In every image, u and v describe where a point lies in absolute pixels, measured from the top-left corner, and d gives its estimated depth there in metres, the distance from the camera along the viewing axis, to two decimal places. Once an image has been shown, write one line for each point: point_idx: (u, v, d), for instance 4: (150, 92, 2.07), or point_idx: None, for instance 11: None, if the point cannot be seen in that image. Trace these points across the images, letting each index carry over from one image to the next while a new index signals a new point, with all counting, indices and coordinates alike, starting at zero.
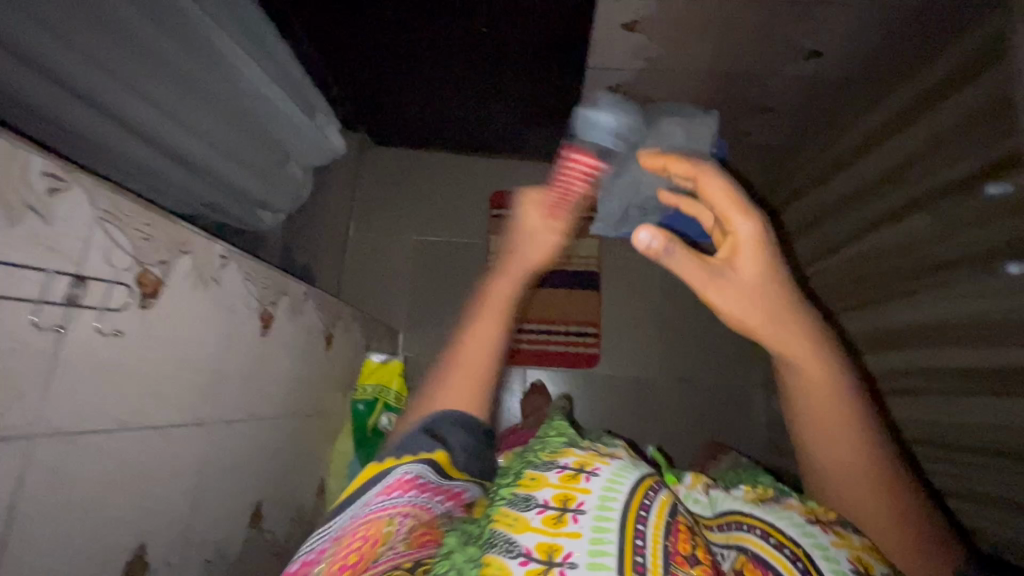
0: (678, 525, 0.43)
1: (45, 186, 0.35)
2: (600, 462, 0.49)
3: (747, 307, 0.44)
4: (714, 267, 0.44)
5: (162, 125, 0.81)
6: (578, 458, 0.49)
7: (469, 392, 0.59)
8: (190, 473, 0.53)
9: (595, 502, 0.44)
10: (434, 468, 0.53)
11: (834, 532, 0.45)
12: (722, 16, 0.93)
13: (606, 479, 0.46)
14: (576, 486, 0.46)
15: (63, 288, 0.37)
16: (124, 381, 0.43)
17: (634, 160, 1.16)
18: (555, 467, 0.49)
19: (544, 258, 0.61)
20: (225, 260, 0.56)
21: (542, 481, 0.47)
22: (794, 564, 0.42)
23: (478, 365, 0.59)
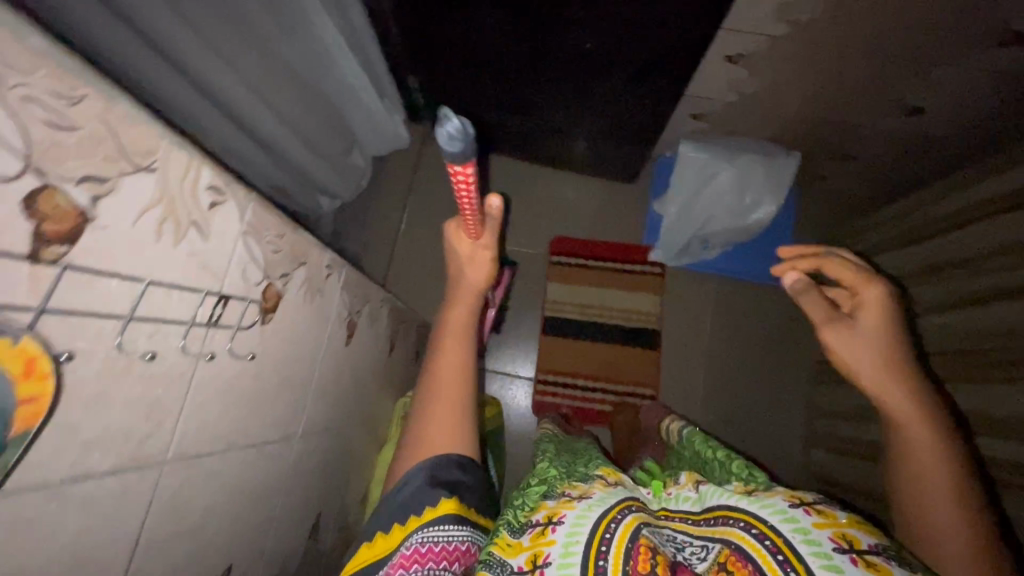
0: (641, 546, 0.36)
1: (207, 200, 0.33)
2: (569, 508, 0.40)
3: (865, 350, 0.52)
4: (838, 316, 0.55)
5: (251, 106, 0.78)
6: (548, 511, 0.41)
7: (453, 418, 0.54)
8: (273, 490, 0.51)
9: (561, 553, 0.37)
10: (450, 523, 0.47)
11: (815, 509, 0.36)
12: (831, 63, 0.91)
13: (571, 525, 0.38)
14: (541, 540, 0.38)
15: (208, 308, 0.35)
16: (240, 401, 0.41)
17: (710, 193, 1.15)
18: (528, 528, 0.40)
19: (485, 279, 0.67)
20: (329, 270, 0.54)
21: (517, 546, 0.39)
22: (774, 558, 0.34)
23: (456, 393, 0.56)
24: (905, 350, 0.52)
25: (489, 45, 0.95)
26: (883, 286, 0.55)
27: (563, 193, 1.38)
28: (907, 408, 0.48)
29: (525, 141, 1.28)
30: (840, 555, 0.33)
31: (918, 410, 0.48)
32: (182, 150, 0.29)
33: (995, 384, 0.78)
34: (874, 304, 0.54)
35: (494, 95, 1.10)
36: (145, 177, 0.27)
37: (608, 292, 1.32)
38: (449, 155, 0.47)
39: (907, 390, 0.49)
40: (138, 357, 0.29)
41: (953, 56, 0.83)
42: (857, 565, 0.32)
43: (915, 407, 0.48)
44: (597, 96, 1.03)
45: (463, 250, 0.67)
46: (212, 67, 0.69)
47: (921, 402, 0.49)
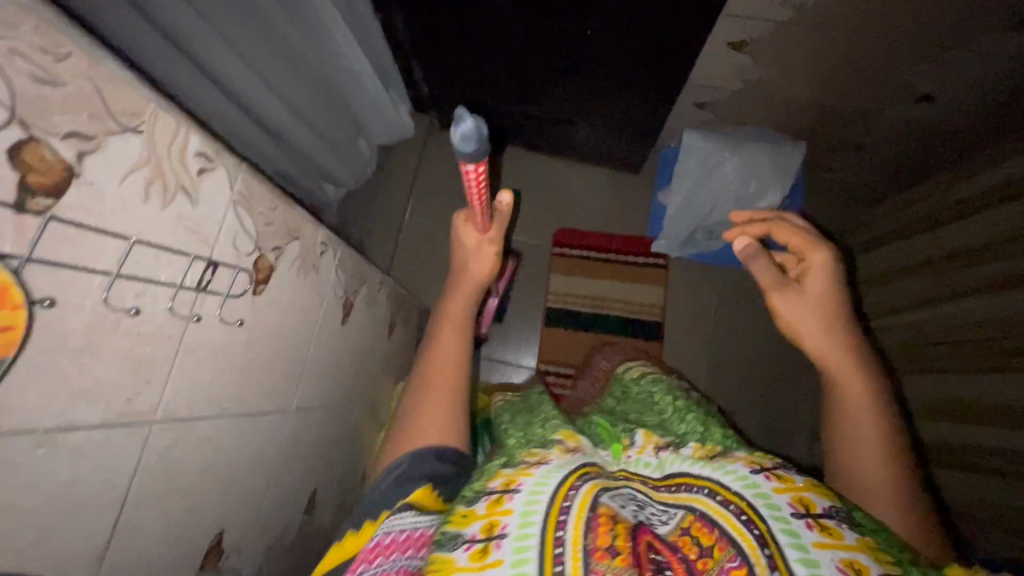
0: (600, 514, 0.37)
1: (196, 166, 0.34)
2: (525, 476, 0.41)
3: (808, 313, 0.56)
4: (784, 280, 0.59)
5: (255, 91, 0.79)
6: (505, 478, 0.42)
7: (446, 410, 0.53)
8: (267, 462, 0.52)
9: (518, 522, 0.37)
10: (415, 510, 0.43)
11: (774, 475, 0.40)
12: (839, 48, 0.89)
13: (529, 493, 0.39)
14: (498, 509, 0.39)
15: (197, 273, 0.35)
16: (231, 368, 0.42)
17: (712, 182, 1.14)
18: (484, 494, 0.41)
19: (489, 275, 0.65)
20: (324, 247, 0.54)
21: (471, 514, 0.40)
22: (738, 519, 0.37)
23: (449, 380, 0.55)
24: (844, 311, 0.56)
25: (492, 33, 0.95)
26: (828, 251, 0.59)
27: (568, 183, 1.38)
28: (848, 372, 0.53)
29: (530, 131, 1.28)
30: (797, 517, 0.36)
31: (855, 370, 0.53)
32: (169, 114, 0.30)
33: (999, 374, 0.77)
34: (819, 268, 0.58)
35: (498, 83, 1.10)
36: (132, 139, 0.28)
37: (611, 285, 1.31)
38: (462, 154, 0.45)
39: (850, 356, 0.53)
40: (125, 316, 0.30)
41: (963, 41, 0.82)
42: (814, 528, 0.35)
43: (855, 371, 0.53)
44: (600, 83, 1.02)
45: (468, 242, 0.64)
46: (216, 50, 0.70)
47: (861, 367, 0.53)
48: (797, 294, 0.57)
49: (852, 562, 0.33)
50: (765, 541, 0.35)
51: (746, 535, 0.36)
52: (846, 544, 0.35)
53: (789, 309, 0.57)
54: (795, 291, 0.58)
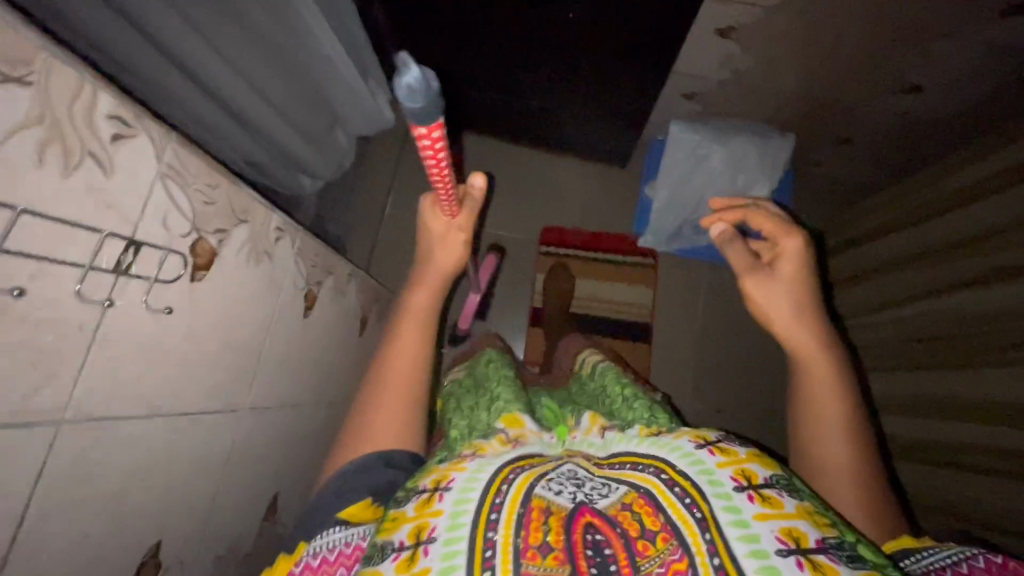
0: (533, 509, 0.33)
1: (109, 131, 0.30)
2: (457, 471, 0.37)
3: (781, 299, 0.53)
4: (758, 265, 0.56)
5: (218, 74, 0.75)
6: (436, 476, 0.37)
7: (401, 414, 0.48)
8: (216, 464, 0.48)
9: (447, 525, 0.33)
10: (345, 525, 0.40)
11: (718, 450, 0.37)
12: (829, 36, 0.87)
13: (459, 491, 0.35)
14: (427, 511, 0.34)
15: (114, 253, 0.31)
16: (164, 363, 0.38)
17: (700, 175, 1.11)
18: (413, 495, 0.37)
19: (457, 263, 0.60)
20: (280, 233, 0.51)
21: (399, 519, 0.35)
22: (679, 500, 0.34)
23: (407, 380, 0.50)
24: (815, 297, 0.54)
25: (472, 18, 0.91)
26: (804, 237, 0.56)
27: (553, 177, 1.34)
28: (814, 355, 0.51)
29: (513, 122, 1.24)
30: (738, 492, 0.33)
31: (821, 353, 0.51)
32: (69, 66, 0.26)
33: (984, 371, 0.75)
34: (792, 254, 0.55)
35: (480, 72, 1.07)
36: (19, 91, 0.24)
37: (600, 285, 1.27)
38: (411, 114, 0.41)
39: (817, 339, 0.51)
40: (13, 299, 0.26)
41: (956, 28, 0.79)
42: (755, 501, 0.33)
43: (821, 354, 0.51)
44: (584, 72, 0.99)
45: (436, 228, 0.60)
46: (174, 28, 0.65)
47: (827, 350, 0.51)
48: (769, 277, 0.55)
49: (791, 531, 0.31)
50: (706, 524, 0.32)
51: (687, 517, 0.32)
52: (786, 512, 0.32)
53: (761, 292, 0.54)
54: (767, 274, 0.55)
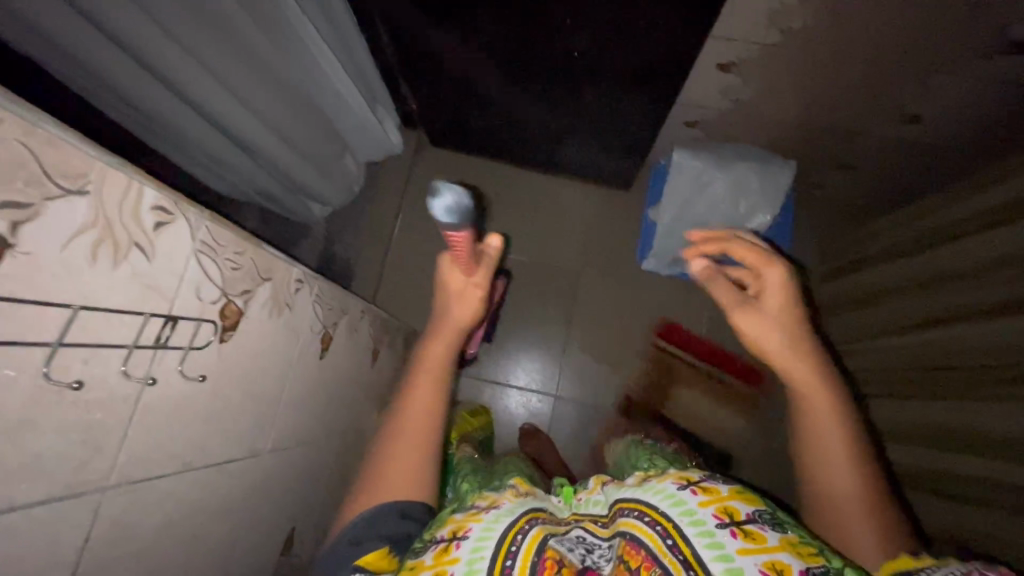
0: (545, 558, 0.36)
1: (152, 221, 0.32)
2: (473, 521, 0.39)
3: (776, 333, 0.54)
4: (745, 300, 0.57)
5: (236, 116, 0.77)
6: (452, 526, 0.40)
7: (414, 464, 0.50)
8: (237, 507, 0.51)
9: (464, 572, 0.35)
10: (364, 573, 0.42)
11: (700, 489, 0.39)
12: (830, 68, 0.88)
13: (476, 539, 0.37)
14: (444, 559, 0.36)
15: (154, 330, 0.34)
16: (196, 422, 0.40)
17: (703, 201, 1.13)
18: (430, 545, 0.39)
19: (473, 318, 0.61)
20: (299, 283, 0.53)
21: (418, 567, 0.37)
22: (665, 543, 0.36)
23: (421, 434, 0.52)
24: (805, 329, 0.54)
25: (480, 53, 0.93)
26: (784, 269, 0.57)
27: (558, 199, 1.36)
28: (813, 386, 0.51)
29: (518, 147, 1.27)
30: (721, 529, 0.35)
31: (820, 383, 0.51)
32: (119, 170, 0.29)
33: (980, 405, 0.76)
34: (775, 286, 0.57)
35: (486, 101, 1.09)
36: (77, 200, 0.27)
37: (688, 395, 1.24)
38: (444, 226, 0.46)
39: (814, 369, 0.52)
40: (65, 388, 0.28)
41: (955, 63, 0.81)
42: (737, 537, 0.35)
43: (819, 385, 0.52)
44: (589, 101, 1.01)
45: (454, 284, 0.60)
46: (194, 75, 0.68)
47: (824, 378, 0.52)
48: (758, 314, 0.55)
49: (771, 563, 0.33)
50: (690, 565, 0.34)
51: (672, 559, 0.35)
52: (768, 546, 0.34)
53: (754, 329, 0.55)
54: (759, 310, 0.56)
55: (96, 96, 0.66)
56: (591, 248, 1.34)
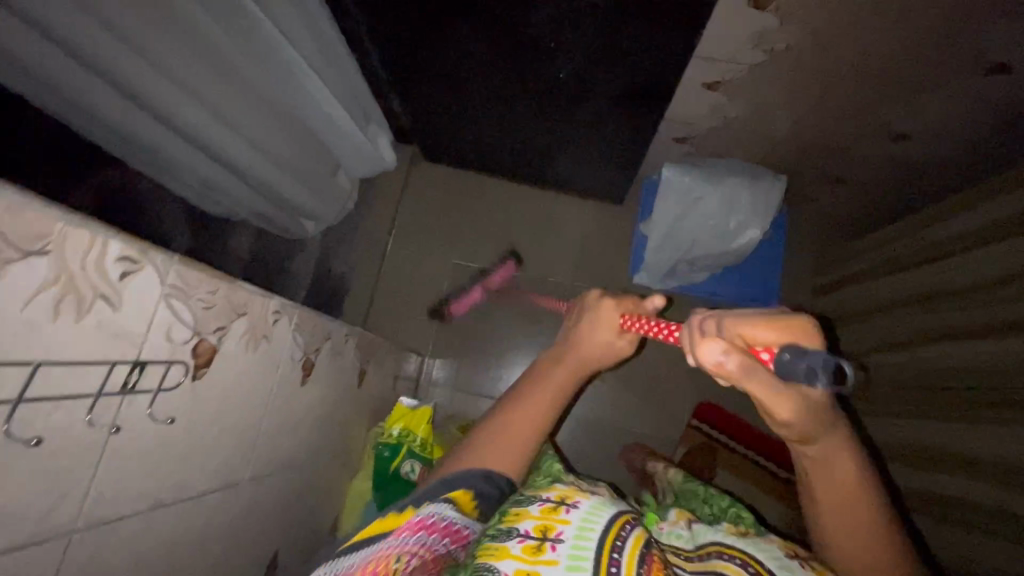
0: (654, 556, 0.43)
1: (118, 272, 0.33)
2: (582, 497, 0.47)
3: (805, 422, 0.43)
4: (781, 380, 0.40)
5: (225, 142, 0.78)
6: (559, 492, 0.49)
7: (514, 453, 0.53)
8: (215, 537, 0.51)
9: (574, 533, 0.43)
10: (453, 505, 0.50)
11: (808, 563, 0.44)
12: (816, 86, 0.88)
13: (585, 511, 0.45)
14: (555, 516, 0.45)
15: (121, 376, 0.35)
16: (169, 460, 0.41)
17: (693, 215, 1.13)
18: (537, 501, 0.47)
19: (611, 360, 0.59)
20: (278, 315, 0.54)
21: (525, 514, 0.46)
22: None
23: (523, 438, 0.54)
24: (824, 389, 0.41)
25: (467, 73, 0.94)
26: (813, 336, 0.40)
27: (550, 213, 1.37)
28: (835, 460, 0.46)
29: (511, 162, 1.27)
30: None
31: (843, 457, 0.46)
32: (82, 226, 0.30)
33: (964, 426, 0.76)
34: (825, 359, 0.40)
35: (477, 118, 1.10)
36: (39, 261, 0.28)
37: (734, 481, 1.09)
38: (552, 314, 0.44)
39: (840, 443, 0.46)
40: (25, 444, 0.29)
41: (941, 81, 0.81)
42: None
43: (843, 459, 0.46)
44: (578, 119, 1.01)
45: (604, 322, 0.58)
46: (183, 105, 0.69)
47: (848, 450, 0.46)
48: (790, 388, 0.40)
49: None
50: None
51: None
52: None
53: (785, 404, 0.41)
54: (784, 381, 0.40)
55: (87, 127, 0.68)
56: (583, 262, 1.34)
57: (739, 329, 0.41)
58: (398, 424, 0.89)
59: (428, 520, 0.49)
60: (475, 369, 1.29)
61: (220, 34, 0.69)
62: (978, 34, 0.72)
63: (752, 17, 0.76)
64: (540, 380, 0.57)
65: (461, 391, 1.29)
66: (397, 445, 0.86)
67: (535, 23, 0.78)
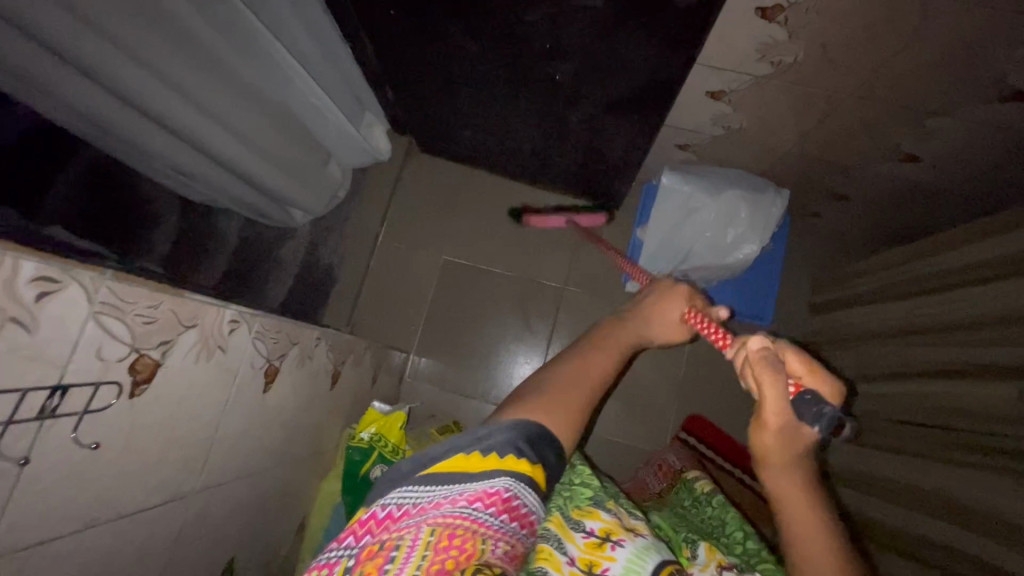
0: None
1: (33, 293, 0.31)
2: (628, 536, 0.49)
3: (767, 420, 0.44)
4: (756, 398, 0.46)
5: (208, 135, 0.76)
6: (604, 524, 0.50)
7: (579, 405, 0.50)
8: (162, 549, 0.50)
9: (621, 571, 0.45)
10: (524, 480, 0.41)
11: None
12: (822, 102, 0.85)
13: (632, 551, 0.47)
14: (602, 553, 0.47)
15: (39, 401, 0.33)
16: (99, 481, 0.40)
17: (691, 226, 1.10)
18: (582, 530, 0.49)
19: (665, 340, 0.62)
20: (235, 323, 0.52)
21: (573, 540, 0.48)
22: None
23: (588, 394, 0.51)
24: (819, 434, 0.44)
25: (461, 70, 0.91)
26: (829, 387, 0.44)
27: (546, 213, 1.33)
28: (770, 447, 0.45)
29: (507, 160, 1.24)
30: None
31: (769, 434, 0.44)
32: None
33: None
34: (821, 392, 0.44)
35: (472, 114, 1.07)
36: None
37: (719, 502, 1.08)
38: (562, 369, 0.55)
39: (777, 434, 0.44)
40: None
41: (955, 105, 0.77)
42: None
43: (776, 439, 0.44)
44: (575, 122, 0.97)
45: (671, 308, 0.61)
46: (160, 95, 0.66)
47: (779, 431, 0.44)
48: (797, 424, 0.44)
49: None
50: None
51: None
52: None
53: (779, 425, 0.44)
54: (792, 411, 0.43)
55: (56, 115, 0.65)
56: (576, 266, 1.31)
57: (780, 363, 0.44)
58: (371, 427, 0.88)
59: (512, 501, 0.40)
60: (461, 367, 1.28)
61: (201, 23, 0.66)
62: (995, 60, 0.68)
63: (759, 28, 0.72)
64: (584, 350, 0.55)
65: (444, 388, 1.27)
66: (369, 449, 0.85)
67: (529, 24, 0.75)
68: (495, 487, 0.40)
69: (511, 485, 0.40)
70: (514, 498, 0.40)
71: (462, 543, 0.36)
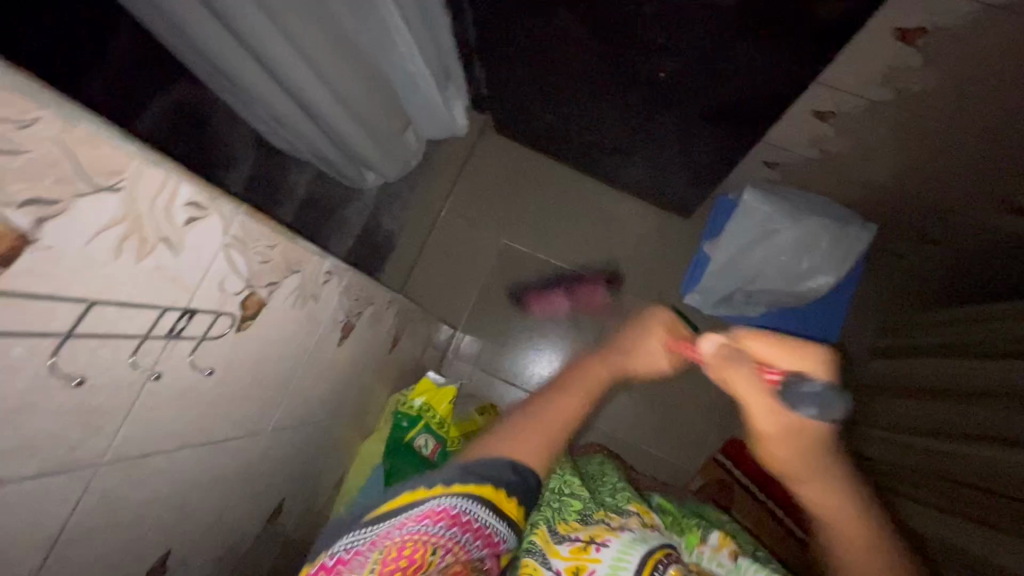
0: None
1: (184, 217, 0.31)
2: (612, 536, 0.52)
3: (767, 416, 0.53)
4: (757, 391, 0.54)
5: (308, 85, 0.76)
6: (588, 531, 0.53)
7: (539, 443, 0.56)
8: (230, 481, 0.52)
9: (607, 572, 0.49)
10: (474, 498, 0.49)
11: None
12: (937, 138, 0.80)
13: (616, 550, 0.50)
14: (586, 558, 0.50)
15: (169, 322, 0.34)
16: (199, 406, 0.41)
17: (764, 248, 1.05)
18: (567, 540, 0.53)
19: (649, 373, 0.62)
20: (328, 276, 0.53)
21: (557, 553, 0.52)
22: None
23: (553, 431, 0.57)
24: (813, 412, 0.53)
25: (559, 56, 0.89)
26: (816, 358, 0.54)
27: (612, 213, 1.32)
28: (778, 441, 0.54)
29: (582, 153, 1.22)
30: None
31: (779, 431, 0.53)
32: (156, 167, 0.28)
33: (995, 534, 0.71)
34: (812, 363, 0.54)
35: (560, 102, 1.05)
36: (111, 197, 0.26)
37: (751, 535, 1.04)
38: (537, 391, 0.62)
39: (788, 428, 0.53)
40: (67, 381, 0.29)
41: None
42: None
43: (783, 432, 0.53)
44: (665, 124, 0.95)
45: (649, 342, 0.61)
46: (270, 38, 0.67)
47: (786, 424, 0.53)
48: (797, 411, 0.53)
49: None
50: None
51: None
52: None
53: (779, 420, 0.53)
54: (778, 397, 0.53)
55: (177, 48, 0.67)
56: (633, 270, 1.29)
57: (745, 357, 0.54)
58: (421, 396, 0.90)
59: (460, 516, 0.48)
60: (502, 352, 1.28)
61: None
62: None
63: (893, 50, 0.68)
64: (556, 390, 0.61)
65: (484, 370, 1.28)
66: (416, 418, 0.87)
67: (645, 16, 0.72)
68: (439, 505, 0.47)
69: (456, 502, 0.48)
70: (461, 512, 0.48)
71: (410, 555, 0.45)
